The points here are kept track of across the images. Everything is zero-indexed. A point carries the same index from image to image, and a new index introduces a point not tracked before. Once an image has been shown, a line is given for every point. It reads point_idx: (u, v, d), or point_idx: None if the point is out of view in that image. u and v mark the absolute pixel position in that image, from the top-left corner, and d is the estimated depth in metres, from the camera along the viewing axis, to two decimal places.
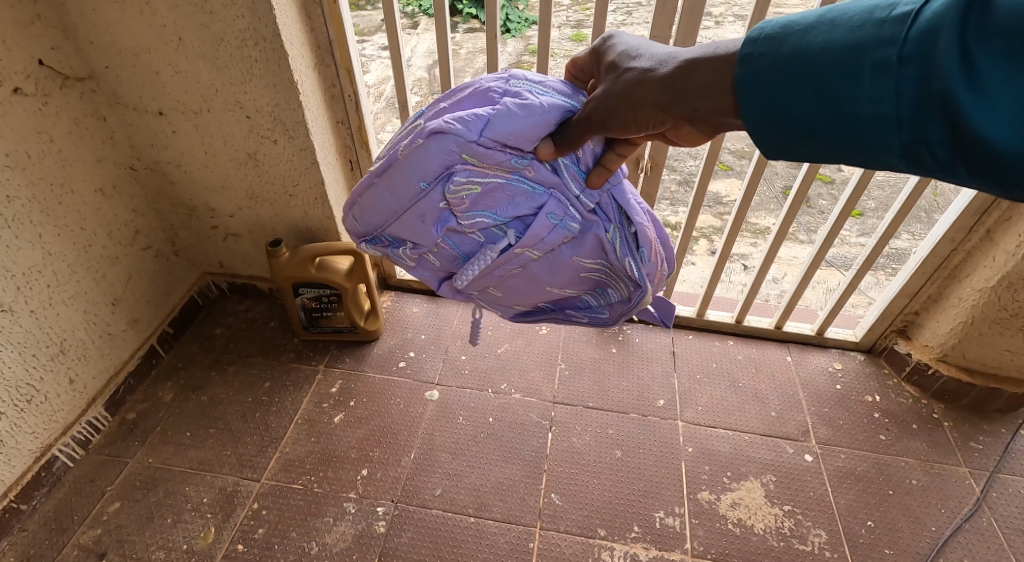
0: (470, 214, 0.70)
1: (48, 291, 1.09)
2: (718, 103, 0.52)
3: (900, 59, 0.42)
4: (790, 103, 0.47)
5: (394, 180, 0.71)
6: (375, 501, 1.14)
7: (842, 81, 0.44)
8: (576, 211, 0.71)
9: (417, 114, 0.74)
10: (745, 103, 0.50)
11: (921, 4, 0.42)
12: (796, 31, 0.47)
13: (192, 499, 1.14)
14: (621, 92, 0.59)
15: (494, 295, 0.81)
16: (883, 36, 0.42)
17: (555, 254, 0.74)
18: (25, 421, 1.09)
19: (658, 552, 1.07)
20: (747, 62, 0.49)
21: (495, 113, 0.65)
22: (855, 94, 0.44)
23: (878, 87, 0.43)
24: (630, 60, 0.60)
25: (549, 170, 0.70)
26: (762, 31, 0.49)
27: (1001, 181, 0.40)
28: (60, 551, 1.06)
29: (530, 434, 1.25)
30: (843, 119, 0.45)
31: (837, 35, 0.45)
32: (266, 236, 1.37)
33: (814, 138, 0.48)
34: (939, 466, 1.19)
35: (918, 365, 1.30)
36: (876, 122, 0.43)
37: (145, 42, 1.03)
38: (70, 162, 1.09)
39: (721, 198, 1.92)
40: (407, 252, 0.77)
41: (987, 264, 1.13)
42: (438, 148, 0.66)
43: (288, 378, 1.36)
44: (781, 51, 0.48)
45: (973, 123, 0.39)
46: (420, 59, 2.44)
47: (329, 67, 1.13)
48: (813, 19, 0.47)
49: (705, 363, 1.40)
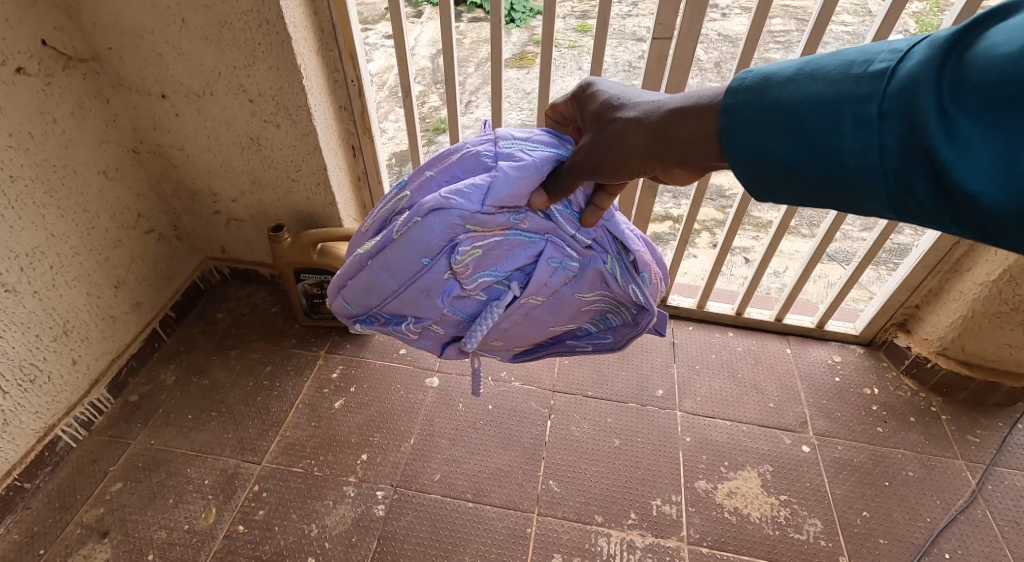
0: (474, 277, 0.70)
1: (52, 273, 1.09)
2: (703, 149, 0.53)
3: (882, 113, 0.42)
4: (776, 152, 0.48)
5: (392, 259, 0.69)
6: (375, 485, 1.15)
7: (825, 134, 0.44)
8: (573, 249, 0.72)
9: (402, 183, 0.73)
10: (731, 151, 0.50)
11: (897, 60, 0.42)
12: (776, 82, 0.48)
13: (194, 481, 1.15)
14: (609, 142, 0.60)
15: (496, 342, 0.81)
16: (862, 91, 0.43)
17: (557, 296, 0.74)
18: (28, 400, 1.10)
19: (654, 539, 1.08)
20: (731, 112, 0.50)
21: (493, 179, 0.64)
22: (840, 147, 0.44)
23: (862, 140, 0.43)
24: (616, 108, 0.61)
25: (542, 218, 0.70)
26: (743, 81, 0.49)
27: (988, 234, 0.40)
28: (63, 529, 1.08)
29: (530, 422, 1.25)
30: (830, 172, 0.45)
31: (817, 89, 0.45)
32: (268, 222, 1.38)
33: (805, 191, 0.47)
34: (935, 459, 1.20)
35: (918, 358, 1.31)
36: (863, 174, 0.43)
37: (148, 24, 1.03)
38: (73, 144, 1.10)
39: (724, 190, 1.91)
40: (410, 326, 0.75)
41: (990, 257, 1.13)
42: (439, 223, 0.65)
43: (290, 363, 1.37)
44: (763, 102, 0.48)
45: (960, 177, 0.39)
46: (425, 48, 2.44)
47: (332, 52, 1.13)
48: (792, 70, 0.47)
49: (705, 354, 1.40)
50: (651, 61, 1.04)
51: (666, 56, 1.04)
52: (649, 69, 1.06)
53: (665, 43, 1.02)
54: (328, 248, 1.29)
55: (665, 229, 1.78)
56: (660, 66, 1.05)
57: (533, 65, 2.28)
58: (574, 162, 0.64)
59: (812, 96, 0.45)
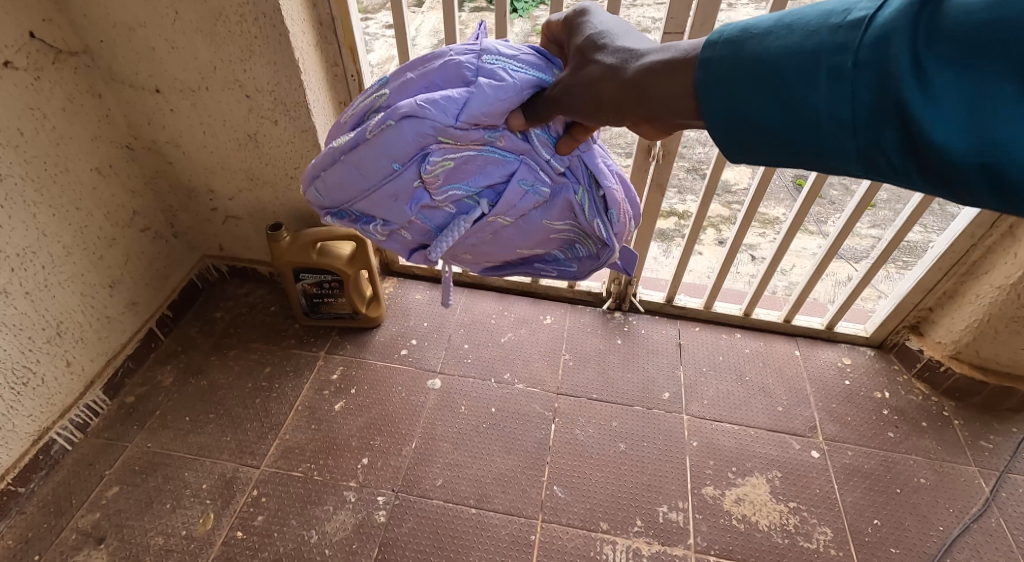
0: (445, 189, 0.66)
1: (44, 273, 1.06)
2: (680, 107, 0.49)
3: (855, 66, 0.40)
4: (753, 109, 0.45)
5: (365, 159, 0.66)
6: (375, 491, 1.13)
7: (798, 86, 0.42)
8: (547, 174, 0.69)
9: (383, 81, 0.68)
10: (707, 107, 0.47)
11: (874, 8, 0.40)
12: (754, 35, 0.44)
13: (192, 485, 1.13)
14: (586, 87, 0.56)
15: (463, 261, 0.78)
16: (838, 41, 0.40)
17: (526, 222, 0.71)
18: (22, 404, 1.07)
19: (661, 547, 1.06)
20: (709, 67, 0.46)
21: (470, 94, 0.61)
22: (812, 101, 0.42)
23: (835, 93, 0.41)
24: (597, 50, 0.56)
25: (518, 138, 0.66)
26: (719, 34, 0.46)
27: (952, 189, 0.39)
28: (59, 535, 1.05)
29: (533, 426, 1.23)
30: (801, 127, 0.43)
31: (793, 41, 0.42)
32: (266, 220, 1.34)
33: (775, 146, 0.45)
34: (947, 466, 1.17)
35: (930, 361, 1.28)
36: (834, 130, 0.41)
37: (141, 16, 0.99)
38: (64, 140, 1.06)
39: (731, 186, 1.86)
40: (378, 230, 0.72)
41: (1008, 261, 1.10)
42: (412, 128, 0.62)
43: (289, 364, 1.34)
44: (739, 56, 0.45)
45: (929, 131, 0.37)
46: (426, 39, 2.39)
47: (331, 45, 1.09)
48: (769, 23, 0.44)
49: (712, 356, 1.38)
50: None
51: None
52: None
53: (677, 38, 0.98)
54: (327, 247, 1.27)
55: (670, 226, 1.75)
56: None
57: None
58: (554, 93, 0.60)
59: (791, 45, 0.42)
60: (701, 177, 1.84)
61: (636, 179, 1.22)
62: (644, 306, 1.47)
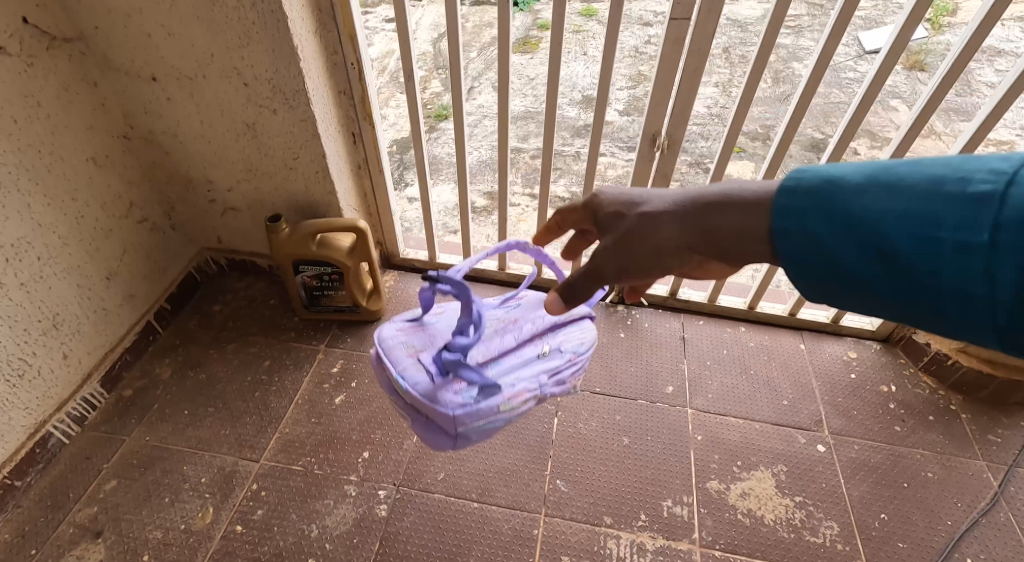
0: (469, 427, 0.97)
1: (39, 264, 1.05)
2: (751, 249, 0.51)
3: (990, 244, 0.39)
4: (852, 265, 0.45)
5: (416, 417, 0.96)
6: (376, 485, 1.11)
7: (913, 257, 0.42)
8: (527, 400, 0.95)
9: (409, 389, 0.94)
10: (794, 258, 0.47)
11: (1007, 184, 0.40)
12: (859, 194, 0.45)
13: (191, 479, 1.11)
14: (645, 247, 0.56)
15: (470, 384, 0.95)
16: (961, 217, 0.40)
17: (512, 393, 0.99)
18: (18, 397, 1.06)
19: (666, 541, 1.05)
20: (793, 214, 0.47)
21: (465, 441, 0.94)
22: (933, 271, 0.41)
23: (963, 268, 0.40)
24: (637, 206, 0.58)
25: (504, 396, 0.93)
26: (814, 184, 0.47)
27: None
28: (56, 529, 1.04)
29: (536, 420, 1.22)
30: (914, 290, 0.43)
31: (904, 206, 0.43)
32: (265, 212, 1.33)
33: (882, 303, 0.45)
34: (955, 460, 1.16)
35: (937, 355, 1.27)
36: (961, 301, 0.40)
37: (136, 2, 0.98)
38: (59, 129, 1.05)
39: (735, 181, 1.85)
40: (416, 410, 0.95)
41: None
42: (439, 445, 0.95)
43: (289, 357, 1.32)
44: (840, 213, 0.45)
45: None
46: (426, 33, 2.37)
47: (331, 33, 1.08)
48: (875, 182, 0.45)
49: (716, 350, 1.36)
50: (668, 42, 0.99)
51: (683, 39, 0.99)
52: (665, 54, 1.01)
53: (683, 24, 0.96)
54: (327, 238, 1.26)
55: None
56: (678, 48, 1.00)
57: (537, 50, 2.23)
58: (599, 281, 0.57)
59: (876, 195, 0.44)
60: (705, 172, 1.83)
61: (640, 170, 1.20)
62: (647, 300, 1.45)
